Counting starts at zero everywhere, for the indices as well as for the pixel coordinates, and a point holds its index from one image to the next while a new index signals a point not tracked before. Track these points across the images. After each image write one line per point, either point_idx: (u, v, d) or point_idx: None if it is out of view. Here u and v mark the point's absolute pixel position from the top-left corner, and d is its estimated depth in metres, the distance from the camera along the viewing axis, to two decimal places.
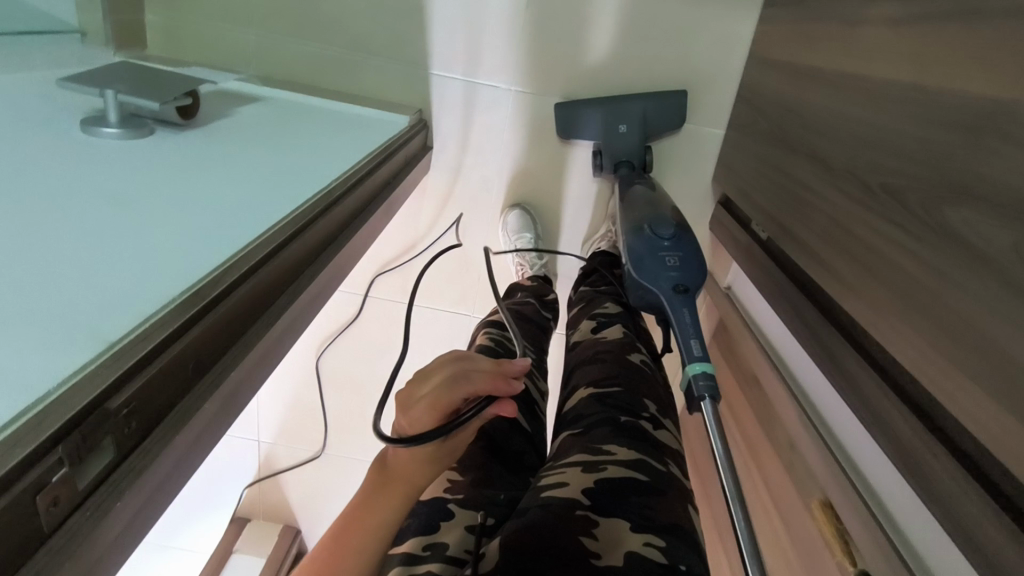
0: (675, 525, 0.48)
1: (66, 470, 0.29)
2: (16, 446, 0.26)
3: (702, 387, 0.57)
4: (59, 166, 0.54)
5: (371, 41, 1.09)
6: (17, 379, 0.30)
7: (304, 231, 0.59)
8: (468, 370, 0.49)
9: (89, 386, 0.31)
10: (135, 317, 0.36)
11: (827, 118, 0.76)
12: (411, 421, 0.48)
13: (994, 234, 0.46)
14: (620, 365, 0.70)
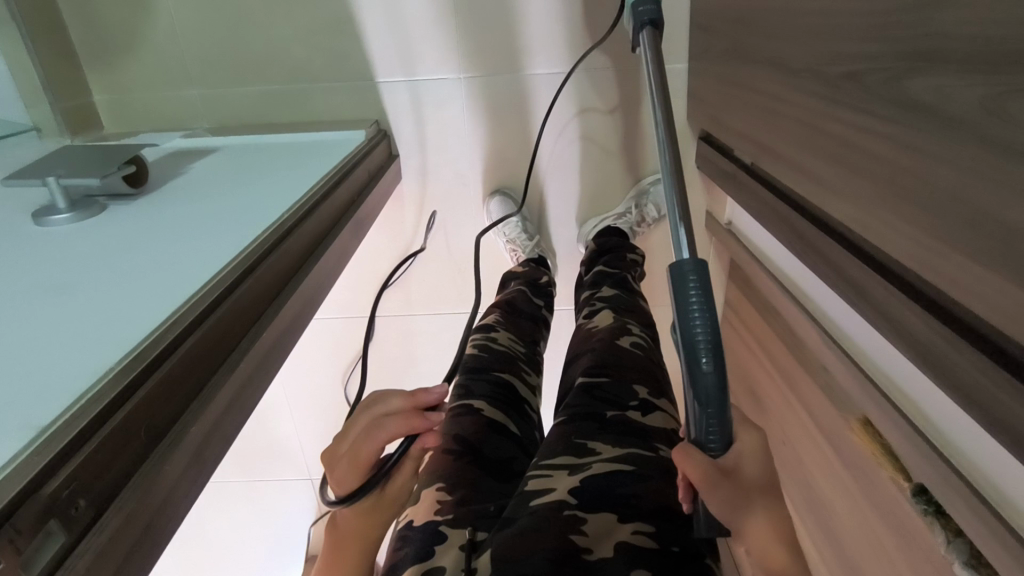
0: (664, 507, 0.47)
1: (7, 563, 0.28)
2: None
3: (640, 16, 0.52)
4: (13, 267, 0.55)
5: (311, 65, 1.08)
6: None
7: (259, 266, 0.58)
8: (380, 415, 0.47)
9: (20, 475, 0.30)
10: (70, 398, 0.36)
11: (776, 21, 0.71)
12: (338, 481, 0.47)
13: (960, 97, 0.42)
14: (607, 353, 0.67)
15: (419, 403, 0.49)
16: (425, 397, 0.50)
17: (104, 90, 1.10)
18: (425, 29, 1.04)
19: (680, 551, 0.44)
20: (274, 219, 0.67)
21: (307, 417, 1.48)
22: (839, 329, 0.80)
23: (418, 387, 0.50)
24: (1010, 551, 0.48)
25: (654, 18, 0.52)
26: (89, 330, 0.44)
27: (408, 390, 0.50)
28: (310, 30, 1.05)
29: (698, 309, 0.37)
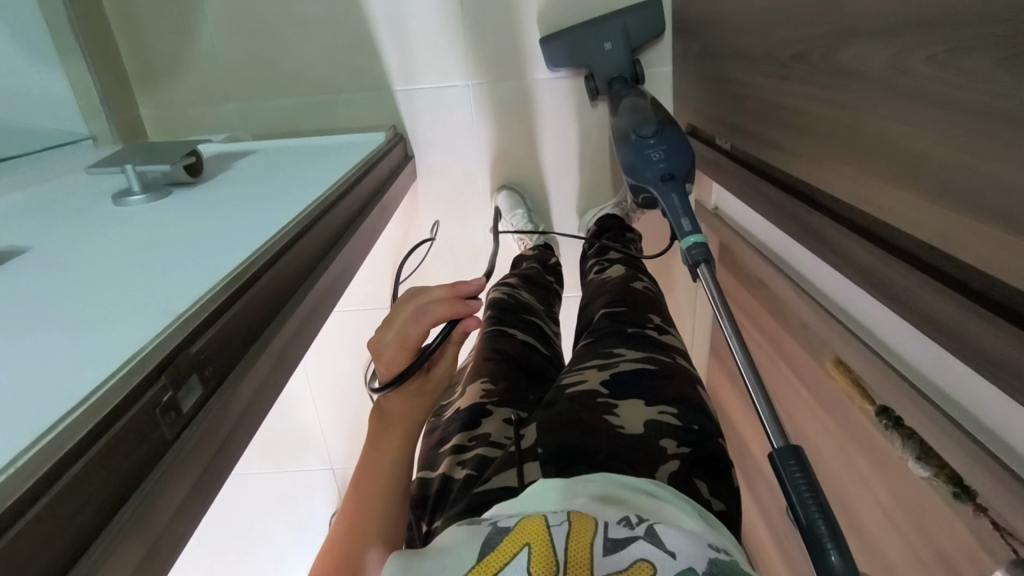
0: (685, 398, 0.56)
1: (172, 392, 0.40)
2: (131, 376, 0.38)
3: (695, 256, 0.61)
4: (111, 233, 0.66)
5: (334, 77, 1.20)
6: (122, 344, 0.42)
7: (312, 228, 0.69)
8: (425, 304, 0.59)
9: (174, 337, 0.42)
10: (192, 296, 0.48)
11: (739, 18, 0.83)
12: (387, 363, 0.59)
13: (876, 58, 0.53)
14: (622, 292, 0.77)
15: (459, 293, 0.62)
16: (461, 289, 0.62)
17: (149, 104, 1.22)
18: (436, 43, 1.17)
19: (699, 431, 0.52)
20: (318, 196, 0.78)
21: (330, 406, 1.58)
22: (811, 285, 0.90)
23: (457, 282, 0.62)
24: (946, 435, 0.58)
25: (706, 257, 0.61)
26: (188, 265, 0.55)
27: (447, 284, 0.62)
28: (332, 46, 1.18)
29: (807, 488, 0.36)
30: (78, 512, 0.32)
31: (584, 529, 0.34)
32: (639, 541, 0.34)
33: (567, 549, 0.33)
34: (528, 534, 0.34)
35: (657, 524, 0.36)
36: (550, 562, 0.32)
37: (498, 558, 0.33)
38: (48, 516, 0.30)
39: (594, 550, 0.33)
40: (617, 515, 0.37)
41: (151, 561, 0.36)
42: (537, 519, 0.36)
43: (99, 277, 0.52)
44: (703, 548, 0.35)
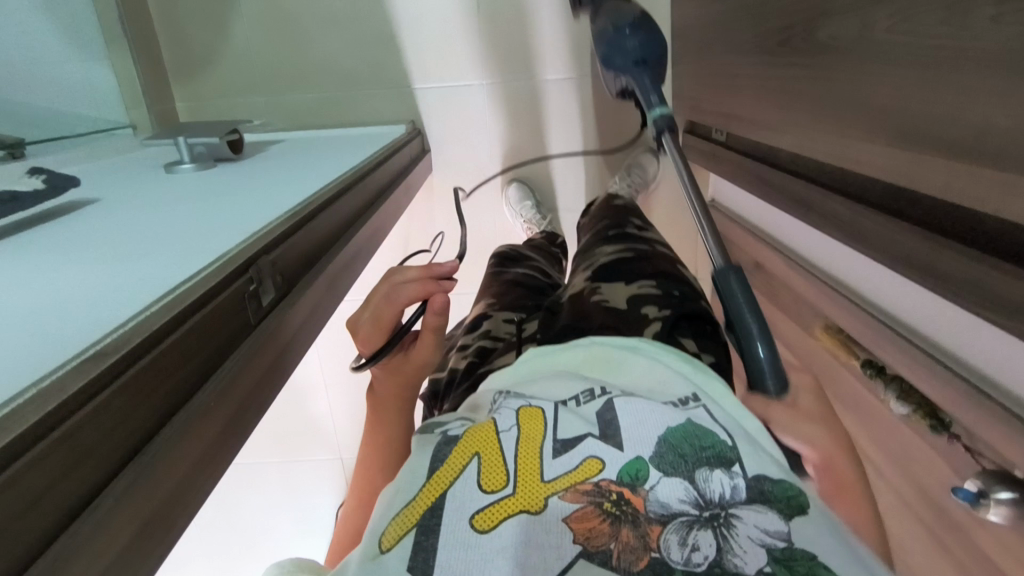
0: (661, 271, 0.69)
1: (255, 287, 0.46)
2: (228, 264, 0.44)
3: (661, 124, 0.63)
4: (171, 192, 0.74)
5: (358, 75, 1.30)
6: (213, 246, 0.48)
7: (352, 188, 0.77)
8: (397, 284, 0.61)
9: (256, 243, 0.49)
10: (263, 221, 0.55)
11: (732, 16, 0.93)
12: (365, 341, 0.62)
13: (846, 33, 0.62)
14: (606, 211, 0.92)
15: (432, 273, 0.62)
16: (435, 270, 0.63)
17: (185, 99, 1.32)
18: (455, 44, 1.26)
19: (678, 295, 0.65)
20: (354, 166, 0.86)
21: (341, 396, 1.63)
22: (801, 259, 0.97)
23: (431, 263, 0.63)
24: (917, 367, 0.64)
25: (670, 124, 0.63)
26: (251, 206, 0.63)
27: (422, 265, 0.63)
28: (358, 46, 1.27)
29: (743, 298, 0.46)
30: (187, 363, 0.37)
31: (532, 432, 0.38)
32: (588, 439, 0.38)
33: (515, 459, 0.36)
34: (477, 442, 0.37)
35: (614, 399, 0.41)
36: (499, 474, 0.36)
37: (449, 467, 0.37)
38: (169, 356, 0.35)
39: (542, 454, 0.37)
40: (581, 390, 0.42)
41: (229, 426, 0.40)
42: (485, 423, 0.39)
43: (175, 215, 0.60)
44: (656, 415, 0.39)
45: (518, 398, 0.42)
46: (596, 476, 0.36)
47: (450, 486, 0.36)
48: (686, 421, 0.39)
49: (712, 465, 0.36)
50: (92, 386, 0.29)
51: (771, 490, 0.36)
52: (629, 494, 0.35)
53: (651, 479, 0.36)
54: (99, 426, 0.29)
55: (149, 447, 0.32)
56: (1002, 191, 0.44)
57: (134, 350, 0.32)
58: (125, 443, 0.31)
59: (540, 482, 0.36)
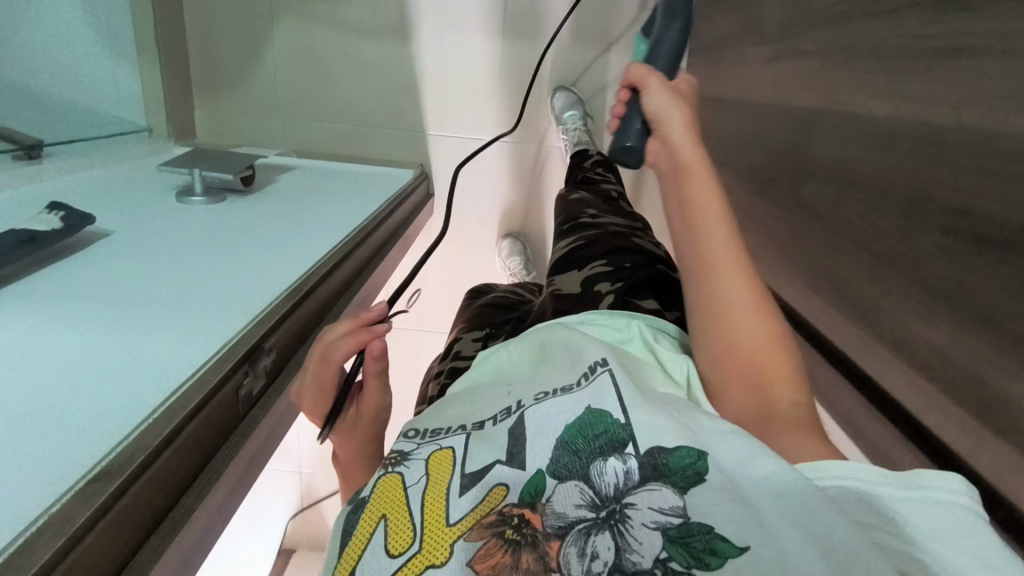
0: (611, 250, 0.72)
1: (248, 377, 0.49)
2: (227, 359, 0.47)
3: None
4: (181, 229, 0.77)
5: (375, 114, 1.34)
6: (215, 328, 0.51)
7: (352, 253, 0.81)
8: (330, 343, 0.50)
9: (256, 330, 0.52)
10: (268, 297, 0.59)
11: (732, 134, 0.99)
12: (311, 406, 0.52)
13: (823, 199, 0.68)
14: (562, 207, 0.94)
15: (363, 323, 0.51)
16: (366, 318, 0.52)
17: (205, 108, 1.36)
18: (472, 101, 1.32)
19: (630, 267, 0.69)
20: (358, 224, 0.90)
21: None
22: None
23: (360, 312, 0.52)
24: None
25: None
26: (256, 268, 0.67)
27: (352, 315, 0.52)
28: (379, 86, 1.32)
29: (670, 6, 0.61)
30: (181, 466, 0.40)
31: (440, 475, 0.37)
32: (496, 467, 0.36)
33: (421, 512, 0.34)
34: (385, 504, 0.36)
35: (525, 412, 0.40)
36: (406, 533, 0.34)
37: (359, 538, 0.34)
38: (163, 468, 0.38)
39: (449, 494, 0.35)
40: (499, 410, 0.42)
41: (214, 520, 0.43)
42: (395, 482, 0.37)
43: (183, 270, 0.63)
44: (557, 417, 0.39)
45: (429, 439, 0.40)
46: (501, 505, 0.34)
47: (359, 559, 0.33)
48: (585, 412, 0.39)
49: (605, 456, 0.35)
50: (100, 513, 0.32)
51: (666, 462, 0.34)
52: (529, 513, 0.33)
53: (547, 491, 0.34)
54: (101, 547, 0.32)
55: (139, 556, 0.35)
56: (931, 392, 0.49)
57: (139, 466, 0.36)
58: (121, 557, 0.34)
59: (446, 527, 0.33)
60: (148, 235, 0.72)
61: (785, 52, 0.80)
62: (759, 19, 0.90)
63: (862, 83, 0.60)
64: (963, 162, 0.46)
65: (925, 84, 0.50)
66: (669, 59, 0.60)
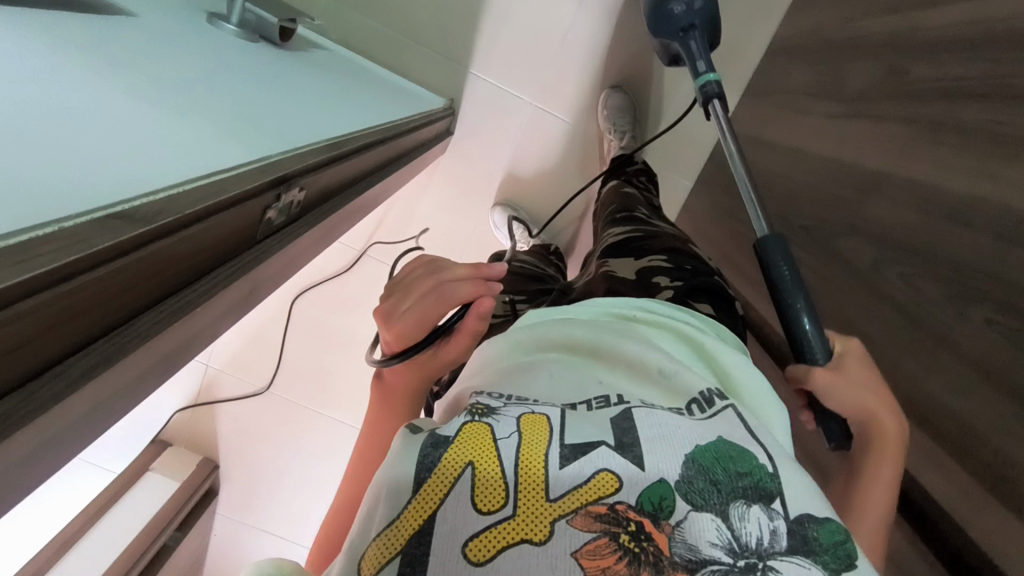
0: (669, 249, 0.74)
1: (276, 206, 0.44)
2: (277, 168, 0.43)
3: (710, 91, 0.72)
4: (215, 46, 0.69)
5: (425, 33, 1.28)
6: (276, 130, 0.47)
7: (387, 141, 0.76)
8: (447, 281, 0.51)
9: (302, 158, 0.48)
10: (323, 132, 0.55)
11: (771, 177, 1.02)
12: (396, 333, 0.51)
13: (864, 255, 0.71)
14: (617, 197, 0.99)
15: (483, 274, 0.53)
16: (487, 271, 0.54)
17: None
18: (528, 57, 1.28)
19: (690, 269, 0.69)
20: (398, 119, 0.85)
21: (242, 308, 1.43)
22: None
23: (481, 263, 0.54)
24: None
25: (718, 91, 0.72)
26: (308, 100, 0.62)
27: (472, 263, 0.53)
28: (441, 6, 1.26)
29: (784, 266, 0.54)
30: (187, 263, 0.35)
31: (536, 440, 0.33)
32: (603, 449, 0.33)
33: (515, 472, 0.31)
34: (472, 449, 0.32)
35: (633, 409, 0.37)
36: (497, 491, 0.30)
37: (440, 480, 0.31)
38: (176, 249, 0.33)
39: (547, 462, 0.32)
40: (595, 396, 0.39)
41: (204, 329, 0.39)
42: (482, 430, 0.33)
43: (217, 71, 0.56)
44: (680, 429, 0.35)
45: (518, 402, 0.37)
46: (610, 497, 0.31)
47: (440, 505, 0.30)
48: (716, 439, 0.35)
49: (749, 500, 0.32)
50: (112, 250, 0.27)
51: (816, 537, 0.31)
52: (651, 528, 0.30)
53: (677, 513, 0.31)
54: (92, 295, 0.27)
55: (125, 328, 0.31)
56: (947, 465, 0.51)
57: (161, 225, 0.30)
58: (106, 322, 0.29)
59: (546, 503, 0.30)
60: (178, 34, 0.63)
61: (855, 112, 0.83)
62: (837, 75, 0.92)
63: (948, 160, 0.62)
64: None
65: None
66: (822, 352, 0.52)
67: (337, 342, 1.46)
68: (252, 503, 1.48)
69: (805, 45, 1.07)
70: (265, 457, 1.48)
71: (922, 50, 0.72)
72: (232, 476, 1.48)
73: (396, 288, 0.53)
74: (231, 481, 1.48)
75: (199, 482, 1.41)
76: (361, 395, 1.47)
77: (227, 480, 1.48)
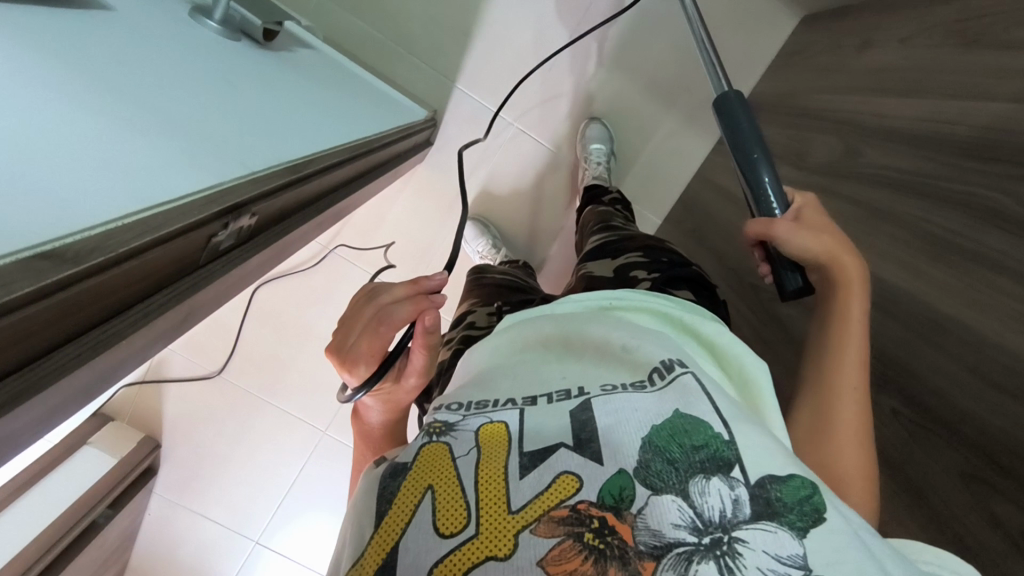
0: (646, 244, 0.74)
1: (223, 230, 0.45)
2: (226, 196, 0.44)
3: None
4: (193, 44, 0.69)
5: (416, 43, 1.29)
6: (233, 154, 0.48)
7: (354, 158, 0.77)
8: (387, 305, 0.50)
9: (255, 183, 0.49)
10: (284, 155, 0.56)
11: (730, 229, 1.06)
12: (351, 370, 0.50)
13: (798, 323, 0.76)
14: (597, 215, 1.00)
15: (422, 289, 0.52)
16: (424, 284, 0.52)
17: None
18: (515, 78, 1.30)
19: (667, 262, 0.69)
20: (370, 132, 0.86)
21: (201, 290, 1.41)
22: None
23: (416, 276, 0.52)
24: None
25: None
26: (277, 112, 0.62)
27: (408, 278, 0.52)
28: (434, 19, 1.28)
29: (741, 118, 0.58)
30: (121, 293, 0.36)
31: (493, 452, 0.35)
32: (562, 451, 0.35)
33: (475, 489, 0.33)
34: (429, 475, 0.34)
35: (592, 399, 0.38)
36: (458, 511, 0.32)
37: (401, 509, 0.33)
38: (107, 283, 0.34)
39: (507, 475, 0.34)
40: (557, 390, 0.40)
41: (134, 353, 0.40)
42: (443, 453, 0.35)
43: (189, 68, 0.56)
44: (636, 414, 0.37)
45: (476, 412, 0.39)
46: (571, 498, 0.32)
47: (402, 534, 0.31)
48: (671, 413, 0.36)
49: (708, 473, 0.33)
50: (36, 293, 0.28)
51: (779, 497, 0.33)
52: (613, 521, 0.31)
53: (637, 501, 0.32)
54: (15, 333, 0.28)
55: (44, 361, 0.31)
56: None
57: (93, 264, 0.31)
58: (28, 353, 0.30)
59: (509, 515, 0.31)
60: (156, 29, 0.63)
61: (811, 183, 0.88)
62: (801, 143, 0.96)
63: (884, 247, 0.66)
64: (959, 353, 0.52)
65: (947, 273, 0.56)
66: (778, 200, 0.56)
67: (295, 336, 1.46)
68: (192, 487, 1.46)
69: (778, 105, 1.12)
70: (209, 441, 1.46)
71: (876, 136, 0.76)
72: (174, 458, 1.46)
73: (343, 321, 0.52)
74: (172, 463, 1.46)
75: (141, 459, 1.38)
76: (313, 391, 1.47)
77: (168, 463, 1.46)
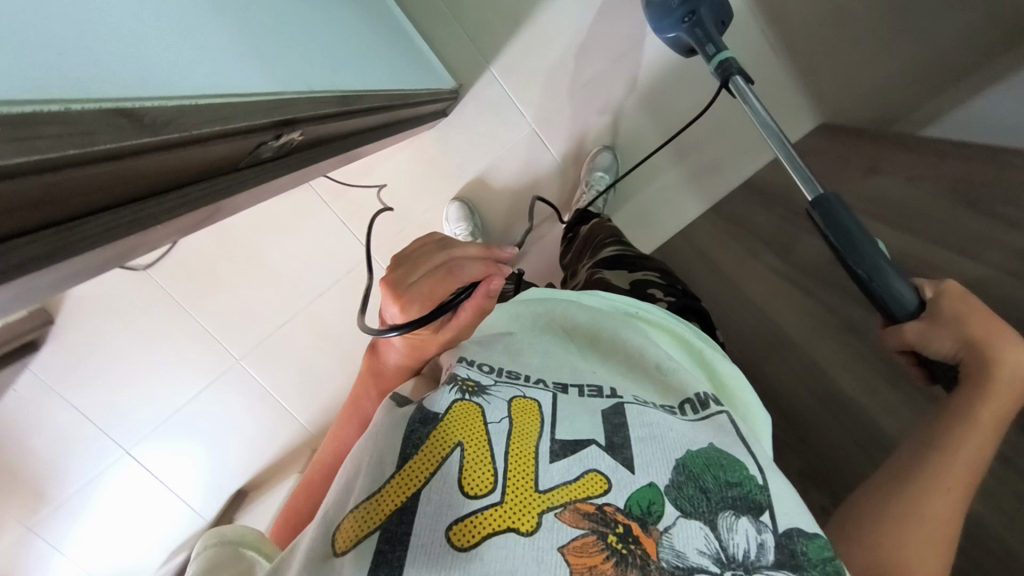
0: (663, 267, 0.78)
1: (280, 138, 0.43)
2: (287, 106, 0.42)
3: (729, 71, 0.84)
4: None
5: (464, 12, 1.26)
6: (292, 71, 0.46)
7: (393, 108, 0.75)
8: (461, 257, 0.50)
9: (315, 104, 0.47)
10: (337, 86, 0.54)
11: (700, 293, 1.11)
12: (402, 305, 0.48)
13: None
14: (603, 229, 1.03)
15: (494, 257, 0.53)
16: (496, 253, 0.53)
17: None
18: (547, 83, 1.30)
19: (682, 289, 0.73)
20: (407, 87, 0.84)
21: None
22: None
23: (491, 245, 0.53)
24: None
25: (729, 71, 0.84)
26: (332, 41, 0.60)
27: (482, 244, 0.53)
28: None
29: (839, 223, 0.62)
30: (172, 172, 0.33)
31: (524, 429, 0.39)
32: (592, 448, 0.39)
33: (504, 460, 0.36)
34: (462, 432, 0.37)
35: (625, 405, 0.43)
36: (487, 475, 0.35)
37: (429, 458, 0.35)
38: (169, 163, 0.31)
39: (536, 456, 0.37)
40: (591, 386, 0.45)
41: (155, 241, 0.37)
42: (474, 413, 0.38)
43: None
44: (670, 434, 0.41)
45: (507, 382, 0.43)
46: (598, 497, 0.36)
47: (425, 483, 0.34)
48: (706, 445, 0.41)
49: (737, 512, 0.37)
50: (114, 153, 0.25)
51: (805, 551, 0.37)
52: (641, 533, 0.35)
53: (664, 519, 0.36)
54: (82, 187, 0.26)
55: (82, 225, 0.28)
56: None
57: (166, 139, 0.29)
58: (74, 210, 0.27)
59: (535, 492, 0.35)
60: None
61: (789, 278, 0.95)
62: (788, 238, 1.03)
63: None
64: None
65: None
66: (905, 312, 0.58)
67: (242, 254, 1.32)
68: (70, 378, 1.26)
69: (776, 195, 1.19)
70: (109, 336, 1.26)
71: None
72: (65, 341, 1.24)
73: (404, 261, 0.52)
74: (60, 344, 1.24)
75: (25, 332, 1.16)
76: (237, 317, 1.36)
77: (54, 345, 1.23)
